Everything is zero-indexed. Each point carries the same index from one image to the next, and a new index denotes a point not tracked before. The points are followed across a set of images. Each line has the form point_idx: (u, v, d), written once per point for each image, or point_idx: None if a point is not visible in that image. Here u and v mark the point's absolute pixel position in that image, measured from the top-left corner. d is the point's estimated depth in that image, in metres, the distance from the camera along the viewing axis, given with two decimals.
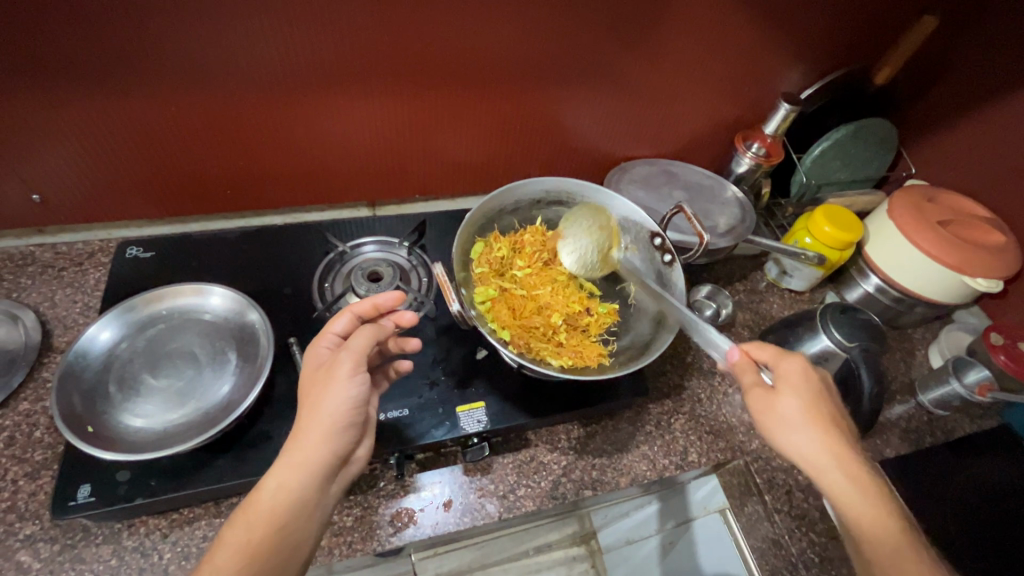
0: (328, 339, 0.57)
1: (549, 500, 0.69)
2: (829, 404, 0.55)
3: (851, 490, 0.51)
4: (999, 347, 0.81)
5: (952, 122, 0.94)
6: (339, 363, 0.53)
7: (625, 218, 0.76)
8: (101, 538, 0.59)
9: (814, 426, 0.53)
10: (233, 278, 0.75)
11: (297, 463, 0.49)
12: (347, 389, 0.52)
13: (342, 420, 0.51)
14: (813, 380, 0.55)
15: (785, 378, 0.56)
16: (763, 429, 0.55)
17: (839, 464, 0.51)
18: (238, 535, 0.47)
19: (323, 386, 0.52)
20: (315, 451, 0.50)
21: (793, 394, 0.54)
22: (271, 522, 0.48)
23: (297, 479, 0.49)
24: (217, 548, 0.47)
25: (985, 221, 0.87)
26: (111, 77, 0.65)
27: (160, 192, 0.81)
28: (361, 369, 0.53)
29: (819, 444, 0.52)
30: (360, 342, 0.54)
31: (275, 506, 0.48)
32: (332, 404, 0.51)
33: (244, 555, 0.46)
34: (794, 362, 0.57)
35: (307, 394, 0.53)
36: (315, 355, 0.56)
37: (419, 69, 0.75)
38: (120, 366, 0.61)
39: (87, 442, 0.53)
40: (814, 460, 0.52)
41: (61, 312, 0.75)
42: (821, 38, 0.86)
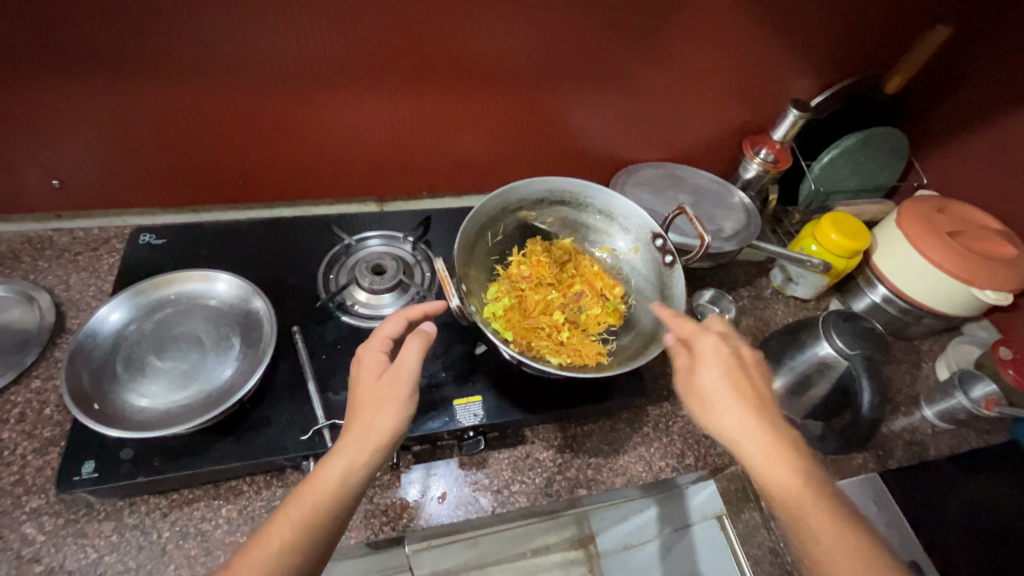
0: (381, 341, 0.59)
1: (543, 497, 0.70)
2: (746, 377, 0.56)
3: (761, 454, 0.51)
4: (1008, 361, 0.80)
5: (966, 133, 0.92)
6: (402, 375, 0.54)
7: (627, 219, 0.75)
8: (103, 514, 0.60)
9: (729, 391, 0.55)
10: (240, 266, 0.76)
11: (361, 461, 0.51)
12: (407, 406, 0.53)
13: (400, 431, 0.53)
14: (726, 352, 0.57)
15: (701, 355, 0.58)
16: (691, 407, 0.57)
17: (752, 428, 0.52)
18: (300, 517, 0.48)
19: (385, 397, 0.53)
20: (377, 454, 0.52)
21: (706, 365, 0.56)
22: (330, 506, 0.49)
23: (359, 477, 0.50)
24: (276, 524, 0.48)
25: (997, 233, 0.85)
26: (129, 66, 0.67)
27: (175, 182, 0.83)
28: (417, 388, 0.55)
29: (735, 414, 0.53)
30: (414, 356, 0.55)
31: (335, 497, 0.49)
32: (395, 416, 0.53)
33: (303, 533, 0.47)
34: (709, 338, 0.58)
35: (373, 396, 0.54)
36: (369, 357, 0.57)
37: (428, 66, 0.76)
38: (128, 348, 0.62)
39: (93, 419, 0.55)
40: (732, 428, 0.53)
41: (75, 294, 0.77)
42: (832, 45, 0.85)
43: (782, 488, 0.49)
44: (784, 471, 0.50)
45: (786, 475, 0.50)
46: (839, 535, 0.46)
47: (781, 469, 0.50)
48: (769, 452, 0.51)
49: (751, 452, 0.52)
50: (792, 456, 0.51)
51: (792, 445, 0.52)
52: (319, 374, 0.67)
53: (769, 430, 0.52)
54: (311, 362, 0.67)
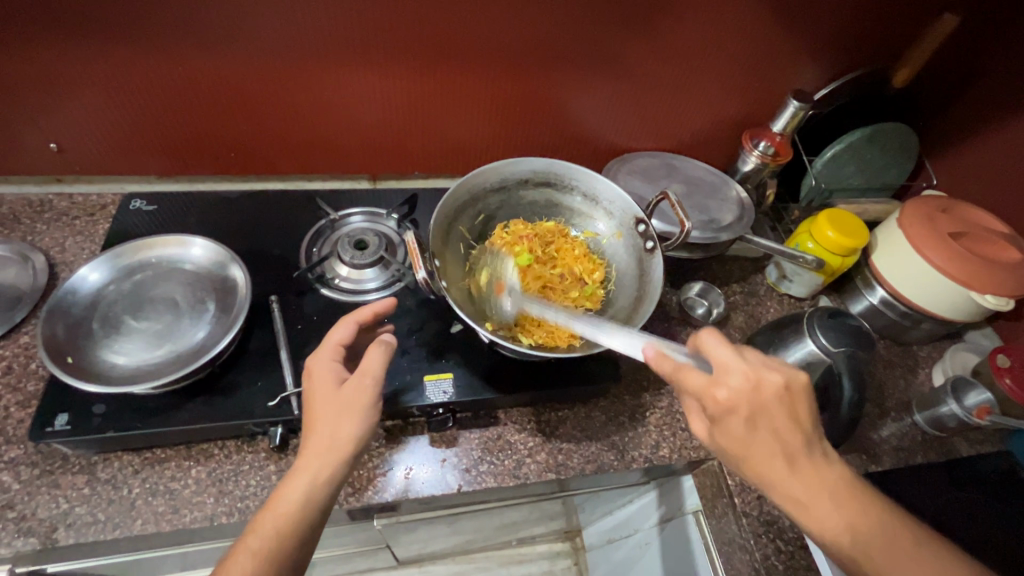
0: (334, 348, 0.59)
1: (511, 479, 0.69)
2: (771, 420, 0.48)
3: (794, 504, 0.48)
4: (1004, 370, 0.77)
5: (976, 131, 0.89)
6: (363, 390, 0.55)
7: (611, 203, 0.74)
8: (77, 468, 0.62)
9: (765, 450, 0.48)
10: (226, 235, 0.77)
11: (323, 478, 0.52)
12: (370, 418, 0.55)
13: (363, 440, 0.54)
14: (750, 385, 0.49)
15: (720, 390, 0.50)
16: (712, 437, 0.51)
17: (796, 491, 0.48)
18: (262, 542, 0.49)
19: (347, 411, 0.54)
20: (339, 466, 0.53)
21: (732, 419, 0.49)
22: (291, 528, 0.50)
23: (323, 493, 0.52)
24: (240, 552, 0.49)
25: (1002, 237, 0.82)
26: (121, 33, 0.68)
27: (170, 151, 0.85)
28: (379, 397, 0.56)
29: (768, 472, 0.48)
30: (376, 366, 0.56)
31: (297, 517, 0.51)
32: (357, 429, 0.54)
33: (266, 558, 0.49)
34: (724, 361, 0.50)
35: (332, 410, 0.54)
36: (320, 367, 0.57)
37: (419, 44, 0.76)
38: (106, 306, 0.64)
39: (65, 372, 0.56)
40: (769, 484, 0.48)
41: (69, 256, 0.79)
42: (838, 35, 0.82)
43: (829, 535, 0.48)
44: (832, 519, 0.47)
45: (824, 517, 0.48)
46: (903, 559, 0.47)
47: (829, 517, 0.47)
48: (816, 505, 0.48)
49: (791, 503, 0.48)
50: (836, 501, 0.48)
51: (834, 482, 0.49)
52: (292, 343, 0.67)
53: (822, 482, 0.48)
54: (285, 331, 0.67)
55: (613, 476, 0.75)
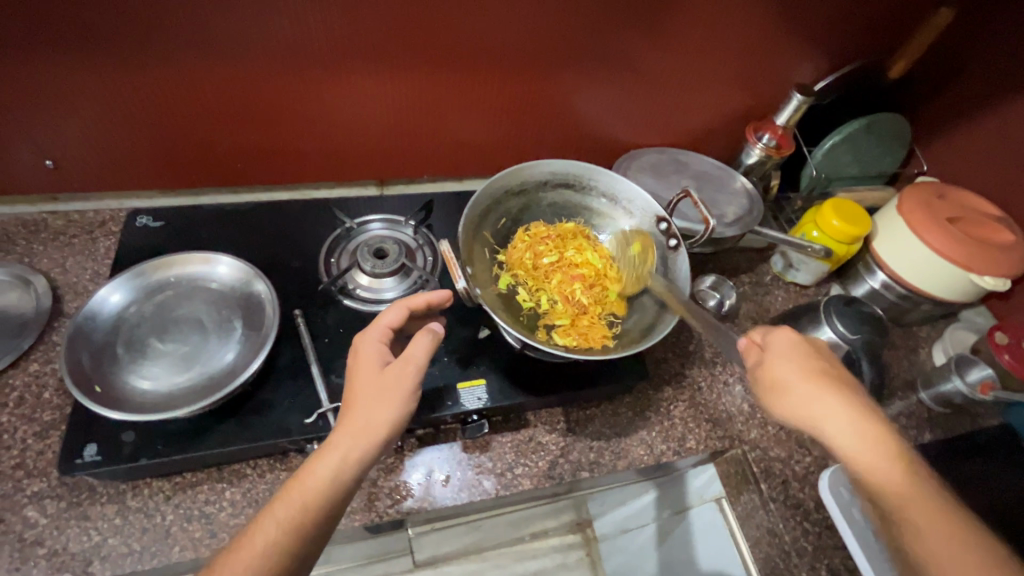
0: (382, 331, 0.59)
1: (546, 479, 0.70)
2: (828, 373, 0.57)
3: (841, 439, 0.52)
4: (1003, 346, 0.81)
5: (966, 119, 0.93)
6: (404, 374, 0.55)
7: (631, 203, 0.75)
8: (106, 498, 0.60)
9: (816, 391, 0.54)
10: (240, 249, 0.76)
11: (354, 458, 0.50)
12: (407, 403, 0.54)
13: (398, 426, 0.53)
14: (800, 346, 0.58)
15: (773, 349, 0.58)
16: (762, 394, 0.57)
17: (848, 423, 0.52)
18: (287, 513, 0.48)
19: (386, 393, 0.54)
20: (372, 450, 0.51)
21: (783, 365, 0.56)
22: (315, 504, 0.48)
23: (352, 474, 0.50)
24: (264, 521, 0.48)
25: (995, 220, 0.86)
26: (123, 46, 0.65)
27: (172, 164, 0.82)
28: (419, 385, 0.55)
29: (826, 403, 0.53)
30: (420, 352, 0.56)
31: (325, 493, 0.49)
32: (394, 412, 0.53)
33: (287, 529, 0.47)
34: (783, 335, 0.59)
35: (373, 389, 0.54)
36: (368, 347, 0.58)
37: (431, 48, 0.75)
38: (128, 330, 0.62)
39: (94, 402, 0.54)
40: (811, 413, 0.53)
41: (72, 277, 0.76)
42: (837, 29, 0.85)
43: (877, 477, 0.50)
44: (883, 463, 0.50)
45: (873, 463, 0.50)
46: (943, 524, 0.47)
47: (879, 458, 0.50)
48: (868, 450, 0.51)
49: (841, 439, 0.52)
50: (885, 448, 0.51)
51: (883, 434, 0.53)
52: (321, 357, 0.66)
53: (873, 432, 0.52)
54: (313, 346, 0.66)
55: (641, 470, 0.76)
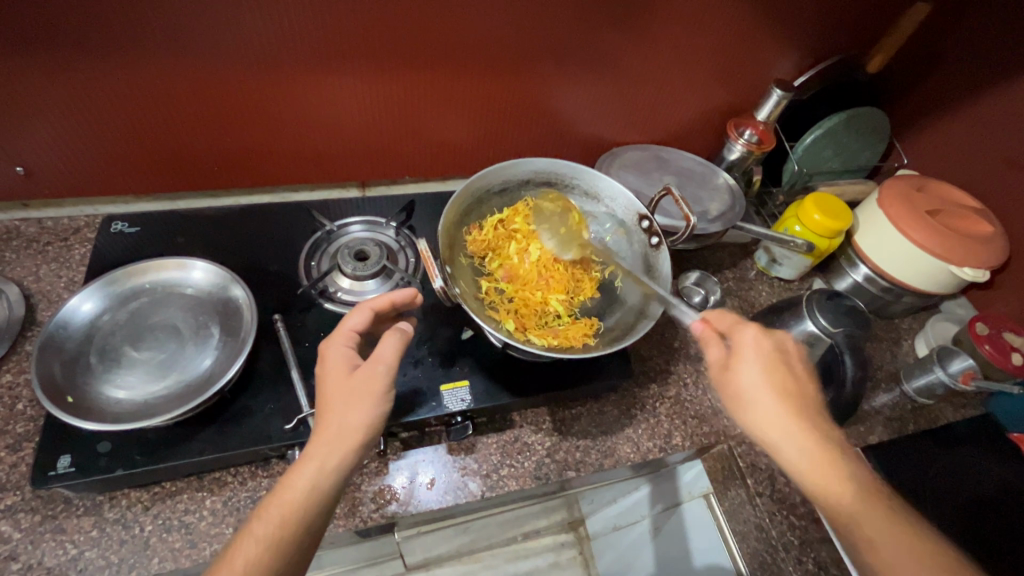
0: (346, 335, 0.58)
1: (533, 480, 0.70)
2: (788, 369, 0.56)
3: (801, 449, 0.51)
4: (984, 337, 0.82)
5: (943, 113, 0.94)
6: (375, 376, 0.53)
7: (613, 201, 0.75)
8: (82, 510, 0.59)
9: (780, 406, 0.53)
10: (219, 254, 0.74)
11: (331, 465, 0.50)
12: (381, 405, 0.53)
13: (374, 427, 0.52)
14: (769, 349, 0.56)
15: (738, 350, 0.57)
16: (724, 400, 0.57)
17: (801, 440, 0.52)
18: (267, 530, 0.47)
19: (357, 397, 0.52)
20: (348, 454, 0.51)
21: (755, 383, 0.54)
22: (294, 517, 0.48)
23: (330, 481, 0.49)
24: (245, 538, 0.47)
25: (974, 212, 0.87)
26: (93, 48, 0.64)
27: (147, 169, 0.80)
28: (392, 385, 0.54)
29: (776, 412, 0.53)
30: (390, 352, 0.55)
31: (304, 504, 0.48)
32: (369, 415, 0.52)
33: (269, 547, 0.47)
34: (749, 332, 0.58)
35: (343, 395, 0.53)
36: (335, 352, 0.56)
37: (409, 48, 0.74)
38: (102, 338, 0.61)
39: (67, 412, 0.53)
40: (772, 430, 0.52)
41: (46, 286, 0.74)
42: (814, 26, 0.85)
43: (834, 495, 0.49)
44: (838, 481, 0.50)
45: (831, 483, 0.50)
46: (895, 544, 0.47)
47: (835, 477, 0.50)
48: (829, 471, 0.50)
49: (797, 451, 0.51)
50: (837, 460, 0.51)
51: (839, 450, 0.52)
52: (301, 362, 0.65)
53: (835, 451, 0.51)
54: (294, 350, 0.65)
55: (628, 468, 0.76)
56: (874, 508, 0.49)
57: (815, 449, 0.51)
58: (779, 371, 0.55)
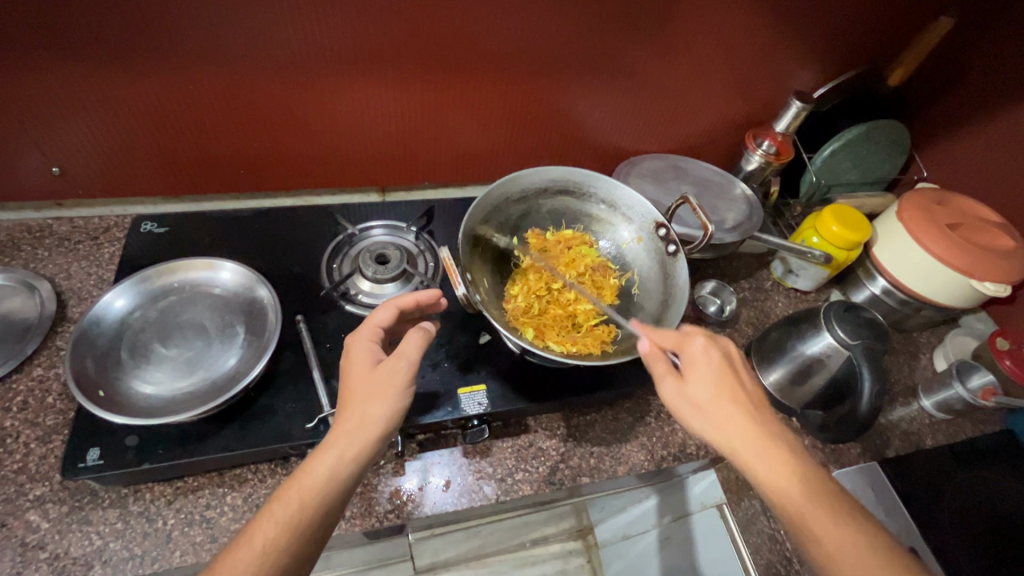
0: (371, 330, 0.59)
1: (547, 485, 0.70)
2: (733, 375, 0.56)
3: (755, 458, 0.50)
4: (1005, 352, 0.81)
5: (964, 127, 0.93)
6: (398, 371, 0.55)
7: (630, 209, 0.75)
8: (108, 502, 0.60)
9: (722, 399, 0.54)
10: (244, 255, 0.76)
11: (351, 455, 0.51)
12: (401, 400, 0.54)
13: (394, 421, 0.53)
14: (717, 355, 0.57)
15: (691, 360, 0.57)
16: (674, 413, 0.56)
17: (754, 447, 0.51)
18: (286, 513, 0.48)
19: (379, 390, 0.54)
20: (368, 446, 0.52)
21: (697, 371, 0.56)
22: (313, 501, 0.49)
23: (349, 471, 0.50)
24: (264, 520, 0.48)
25: (996, 226, 0.86)
26: (129, 51, 0.66)
27: (176, 170, 0.83)
28: (413, 381, 0.55)
29: (724, 419, 0.53)
30: (413, 349, 0.56)
31: (323, 491, 0.49)
32: (390, 408, 0.53)
33: (287, 529, 0.47)
34: (698, 342, 0.58)
35: (366, 386, 0.54)
36: (359, 345, 0.58)
37: (433, 56, 0.76)
38: (132, 334, 0.62)
39: (99, 406, 0.55)
40: (719, 438, 0.52)
41: (76, 283, 0.77)
42: (835, 39, 0.86)
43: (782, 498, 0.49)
44: (787, 479, 0.49)
45: (782, 483, 0.49)
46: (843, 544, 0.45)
47: (788, 480, 0.49)
48: (771, 464, 0.50)
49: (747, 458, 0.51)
50: (790, 462, 0.50)
51: (786, 452, 0.51)
52: (322, 362, 0.67)
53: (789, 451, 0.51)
54: (315, 351, 0.67)
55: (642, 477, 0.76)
56: (821, 508, 0.47)
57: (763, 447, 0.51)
58: (722, 376, 0.55)
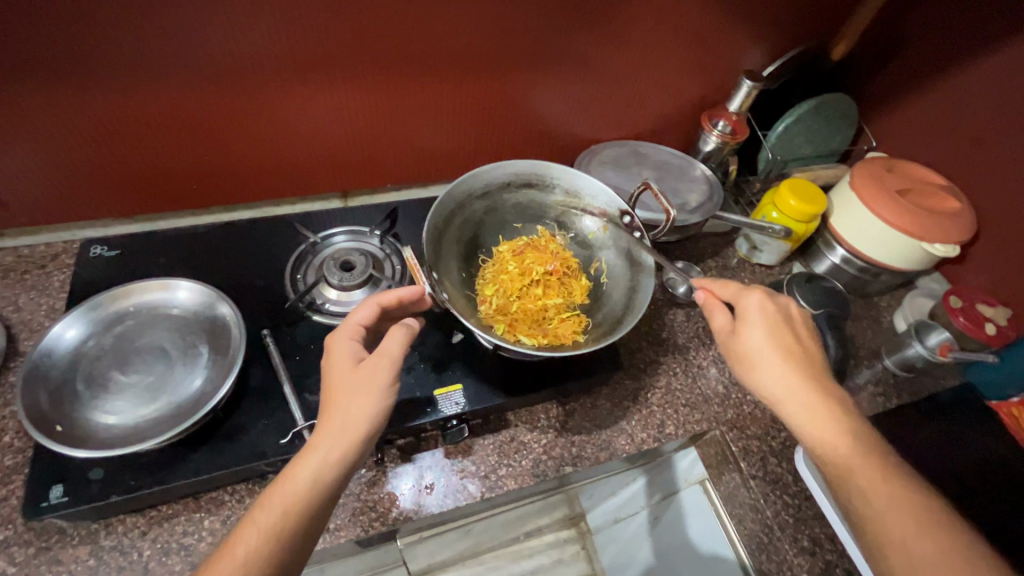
0: (353, 329, 0.58)
1: (531, 477, 0.70)
2: (789, 332, 0.57)
3: (804, 408, 0.53)
4: (958, 310, 0.85)
5: (907, 96, 0.97)
6: (381, 370, 0.54)
7: (594, 198, 0.75)
8: (77, 539, 0.58)
9: (777, 344, 0.56)
10: (203, 273, 0.74)
11: (335, 459, 0.50)
12: (385, 399, 0.53)
13: (378, 422, 0.52)
14: (768, 312, 0.57)
15: (745, 315, 0.58)
16: (732, 364, 0.59)
17: (807, 404, 0.53)
18: (270, 522, 0.47)
19: (363, 390, 0.53)
20: (354, 448, 0.51)
21: (754, 324, 0.57)
22: (297, 509, 0.48)
23: (334, 474, 0.50)
24: (246, 530, 0.47)
25: (942, 189, 0.90)
26: (59, 69, 0.63)
27: (123, 190, 0.79)
28: (397, 379, 0.55)
29: (781, 374, 0.55)
30: (395, 347, 0.56)
31: (308, 496, 0.48)
32: (374, 409, 0.52)
33: (272, 537, 0.47)
34: (753, 298, 0.59)
35: (348, 387, 0.53)
36: (340, 346, 0.57)
37: (384, 55, 0.74)
38: (88, 364, 0.60)
39: (57, 441, 0.53)
40: (774, 390, 0.55)
41: (26, 315, 0.73)
42: (780, 17, 0.88)
43: (827, 448, 0.52)
44: (834, 431, 0.52)
45: (827, 435, 0.52)
46: (883, 487, 0.50)
47: (831, 429, 0.52)
48: (825, 419, 0.53)
49: (802, 412, 0.53)
50: (840, 417, 0.53)
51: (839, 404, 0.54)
52: (293, 376, 0.65)
53: (800, 352, 0.55)
54: (285, 365, 0.65)
55: (625, 460, 0.77)
56: (864, 457, 0.51)
57: (826, 408, 0.53)
58: (781, 331, 0.57)
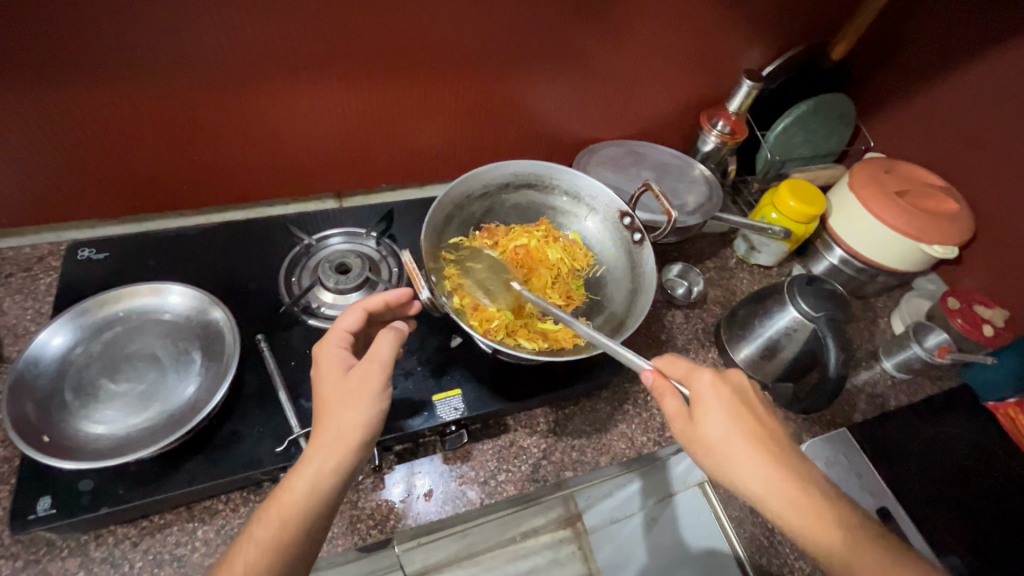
0: (340, 335, 0.57)
1: (531, 483, 0.70)
2: (749, 413, 0.53)
3: (789, 506, 0.48)
4: (956, 311, 0.86)
5: (907, 96, 0.96)
6: (371, 374, 0.52)
7: (594, 199, 0.76)
8: (67, 551, 0.55)
9: (738, 424, 0.51)
10: (195, 276, 0.72)
11: (330, 468, 0.49)
12: (377, 404, 0.51)
13: (372, 426, 0.51)
14: (727, 394, 0.53)
15: (699, 399, 0.53)
16: (694, 456, 0.53)
17: (785, 489, 0.49)
18: (267, 536, 0.47)
19: (353, 396, 0.51)
20: (348, 456, 0.50)
21: (710, 407, 0.52)
22: (293, 521, 0.47)
23: (329, 485, 0.48)
24: (246, 543, 0.47)
25: (939, 191, 0.89)
26: (44, 69, 0.61)
27: (111, 190, 0.78)
28: (388, 383, 0.53)
29: (752, 466, 0.50)
30: (386, 350, 0.54)
31: (306, 506, 0.48)
32: (366, 414, 0.51)
33: (270, 551, 0.47)
34: (705, 378, 0.54)
35: (339, 393, 0.52)
36: (330, 351, 0.55)
37: (381, 55, 0.73)
38: (76, 372, 0.59)
39: (44, 452, 0.51)
40: (752, 486, 0.49)
41: (12, 319, 0.72)
42: (780, 17, 0.87)
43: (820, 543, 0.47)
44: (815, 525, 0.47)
45: (811, 526, 0.48)
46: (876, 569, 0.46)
47: (828, 529, 0.47)
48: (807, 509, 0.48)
49: (782, 508, 0.48)
50: (820, 507, 0.48)
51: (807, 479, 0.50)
52: (289, 382, 0.64)
53: (761, 429, 0.52)
54: (280, 371, 0.64)
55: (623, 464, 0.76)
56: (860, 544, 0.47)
57: (804, 494, 0.48)
58: (740, 410, 0.52)
